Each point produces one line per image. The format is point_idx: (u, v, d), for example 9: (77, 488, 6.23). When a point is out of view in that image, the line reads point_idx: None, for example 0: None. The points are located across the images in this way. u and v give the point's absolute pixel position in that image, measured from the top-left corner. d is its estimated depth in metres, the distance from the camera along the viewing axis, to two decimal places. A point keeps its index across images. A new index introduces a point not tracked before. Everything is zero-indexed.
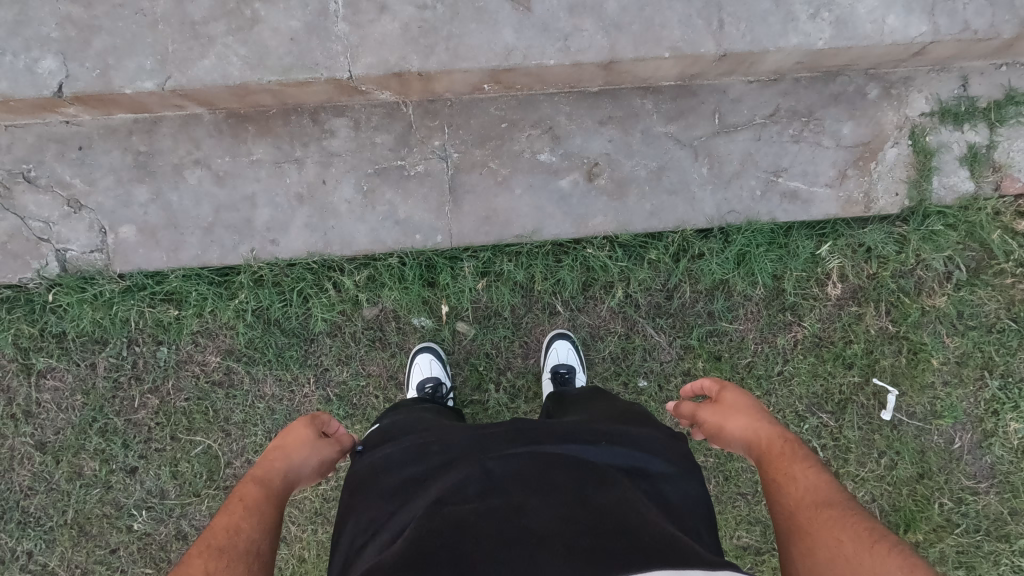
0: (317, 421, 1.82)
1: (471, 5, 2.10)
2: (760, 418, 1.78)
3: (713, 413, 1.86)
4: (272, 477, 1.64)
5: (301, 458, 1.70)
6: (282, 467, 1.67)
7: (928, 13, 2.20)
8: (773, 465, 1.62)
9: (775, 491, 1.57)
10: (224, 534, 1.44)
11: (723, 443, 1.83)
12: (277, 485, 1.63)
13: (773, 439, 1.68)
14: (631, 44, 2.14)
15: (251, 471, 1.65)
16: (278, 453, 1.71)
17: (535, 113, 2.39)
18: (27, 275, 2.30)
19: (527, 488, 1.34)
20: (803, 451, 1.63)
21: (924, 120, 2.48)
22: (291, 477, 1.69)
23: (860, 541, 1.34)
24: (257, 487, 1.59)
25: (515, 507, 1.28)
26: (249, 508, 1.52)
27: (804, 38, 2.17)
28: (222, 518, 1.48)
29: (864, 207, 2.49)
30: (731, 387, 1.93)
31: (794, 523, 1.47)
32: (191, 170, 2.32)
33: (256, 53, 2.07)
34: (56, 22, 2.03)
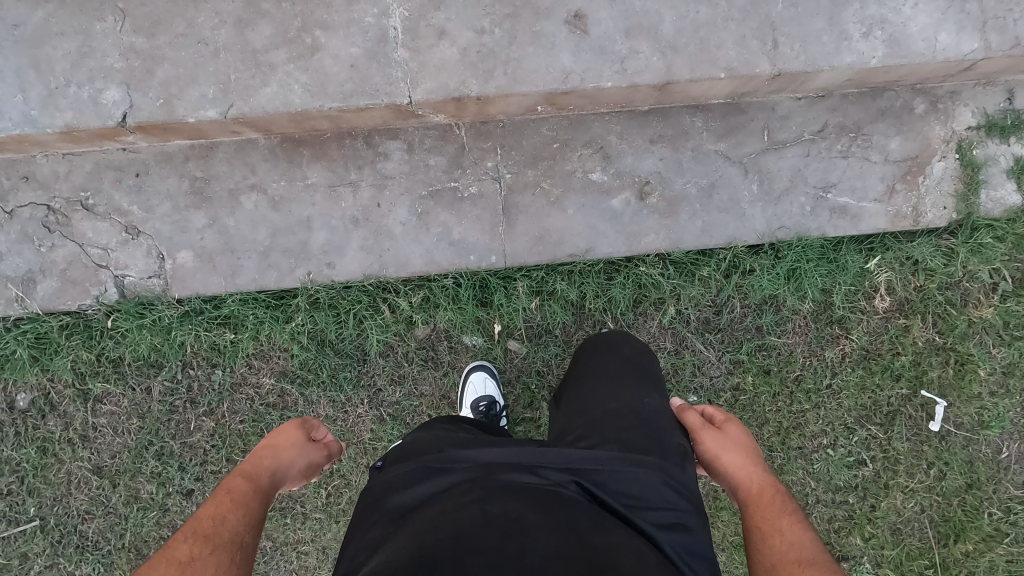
0: (307, 425, 1.95)
1: (529, 30, 2.12)
2: (755, 463, 1.72)
3: (714, 438, 1.77)
4: (261, 472, 1.74)
5: (289, 458, 1.82)
6: (271, 465, 1.77)
7: (979, 30, 2.22)
8: (762, 514, 1.58)
9: (757, 537, 1.53)
10: (210, 522, 1.49)
11: (711, 473, 1.77)
12: (266, 480, 1.72)
13: (765, 487, 1.65)
14: (687, 66, 2.16)
15: (241, 466, 1.73)
16: (268, 451, 1.82)
17: (586, 133, 2.41)
18: (86, 302, 2.31)
19: (530, 517, 1.26)
20: (791, 506, 1.61)
21: (971, 133, 2.50)
22: (280, 475, 1.79)
23: None
24: (246, 480, 1.67)
25: (514, 535, 1.21)
26: (235, 500, 1.59)
27: (857, 57, 2.19)
28: (210, 506, 1.55)
29: (912, 221, 2.51)
30: (736, 421, 1.86)
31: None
32: (247, 195, 2.33)
33: (317, 80, 2.09)
34: (119, 53, 2.05)
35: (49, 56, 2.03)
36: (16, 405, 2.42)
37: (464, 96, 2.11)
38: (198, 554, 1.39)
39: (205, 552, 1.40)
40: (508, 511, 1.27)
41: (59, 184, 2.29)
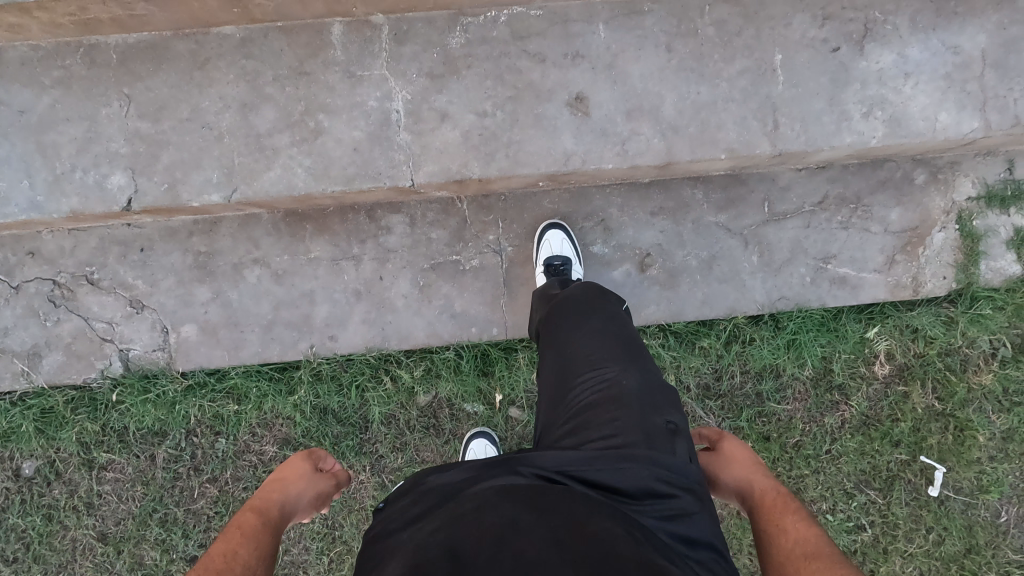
0: (312, 456, 2.05)
1: (530, 112, 2.14)
2: (752, 471, 1.79)
3: (711, 462, 1.88)
4: (270, 505, 1.82)
5: (296, 490, 1.91)
6: (279, 497, 1.86)
7: (980, 109, 2.22)
8: (762, 516, 1.64)
9: (765, 538, 1.59)
10: (222, 558, 1.53)
11: (719, 492, 1.85)
12: (275, 511, 1.81)
13: (768, 489, 1.71)
14: (688, 147, 2.17)
15: (251, 501, 1.84)
16: (276, 487, 1.90)
17: (587, 205, 2.43)
18: (91, 375, 2.34)
19: (523, 511, 1.29)
20: (796, 503, 1.65)
21: (971, 204, 2.50)
22: (288, 508, 1.86)
23: None
24: (256, 514, 1.75)
25: (504, 531, 1.24)
26: (246, 536, 1.64)
27: (857, 137, 2.20)
28: (221, 543, 1.59)
29: (911, 291, 2.52)
30: (731, 437, 1.95)
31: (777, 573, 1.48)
32: (251, 269, 2.35)
33: (320, 164, 2.10)
34: (124, 138, 2.07)
35: (56, 141, 2.06)
36: (22, 472, 2.43)
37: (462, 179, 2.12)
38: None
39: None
40: (499, 510, 1.30)
41: (64, 258, 2.31)
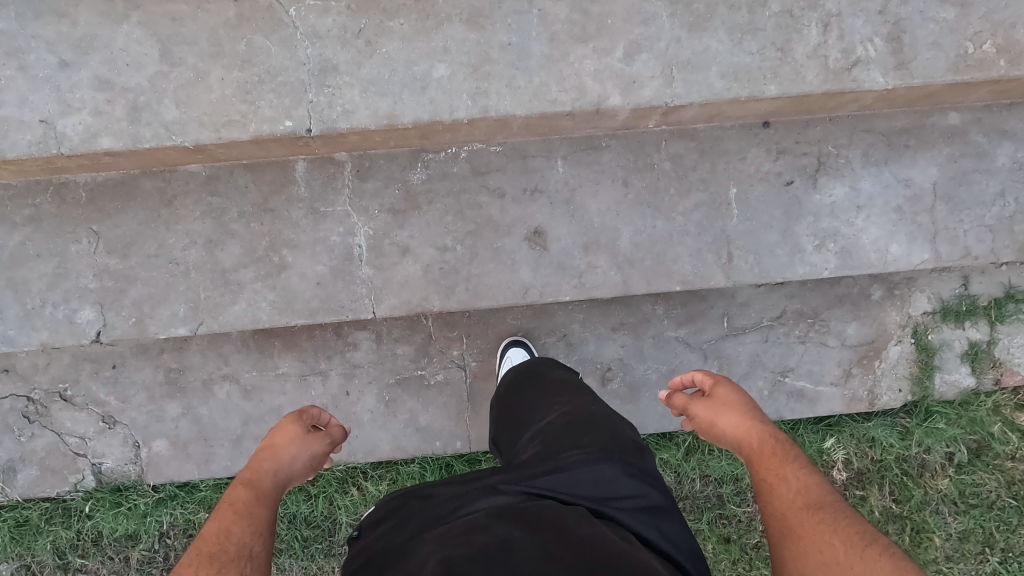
0: (305, 416, 1.79)
1: (490, 246, 2.19)
2: (750, 416, 1.70)
3: (704, 407, 1.78)
4: (261, 478, 1.60)
5: (290, 455, 1.66)
6: (272, 468, 1.62)
7: (930, 241, 2.27)
8: (762, 467, 1.56)
9: (763, 491, 1.52)
10: (214, 540, 1.35)
11: (711, 438, 1.76)
12: (267, 485, 1.58)
13: (764, 438, 1.63)
14: (644, 279, 2.22)
15: (240, 475, 1.60)
16: (266, 454, 1.66)
17: (550, 321, 2.48)
18: (64, 488, 2.40)
19: (515, 526, 1.25)
20: (794, 450, 1.58)
21: (926, 318, 2.56)
22: (281, 480, 1.63)
23: (851, 545, 1.29)
24: (246, 490, 1.53)
25: (502, 547, 1.19)
26: (239, 512, 1.44)
27: (810, 269, 2.25)
28: (212, 524, 1.40)
29: (867, 403, 2.58)
30: (725, 381, 1.84)
31: (783, 524, 1.41)
32: (220, 385, 2.41)
33: (284, 297, 2.16)
34: (93, 273, 2.13)
35: (26, 277, 2.11)
36: None
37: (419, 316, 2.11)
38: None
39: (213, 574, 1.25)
40: (490, 528, 1.25)
41: (38, 375, 2.38)
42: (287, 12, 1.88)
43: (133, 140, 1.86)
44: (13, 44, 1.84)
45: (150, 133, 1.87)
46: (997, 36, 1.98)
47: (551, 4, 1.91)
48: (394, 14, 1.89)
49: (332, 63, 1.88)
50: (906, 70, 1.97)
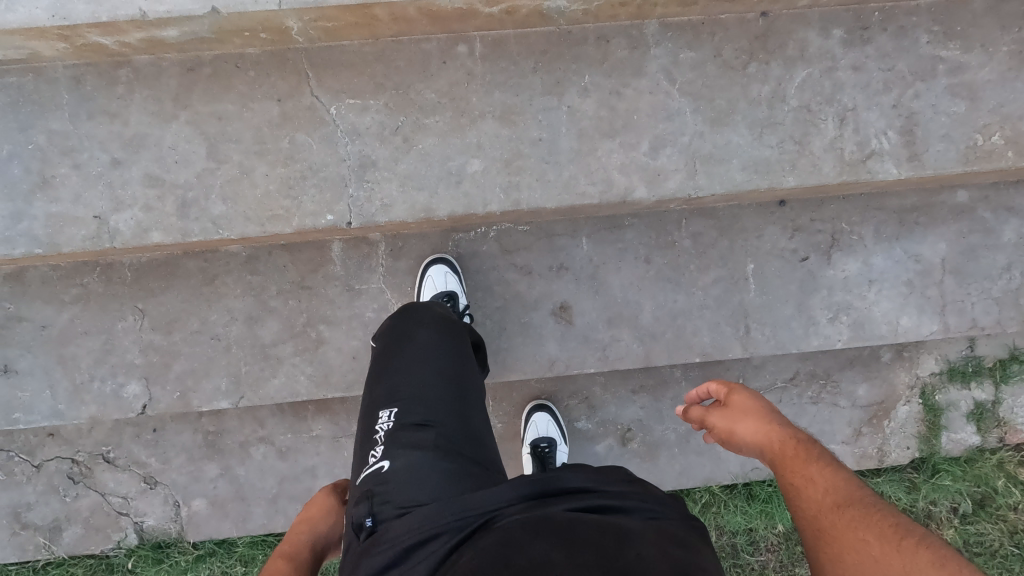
0: (335, 490, 1.62)
1: (518, 320, 2.29)
2: (770, 420, 1.55)
3: (721, 416, 1.63)
4: (300, 547, 1.39)
5: (327, 524, 1.48)
6: (309, 535, 1.42)
7: (939, 313, 2.37)
8: (785, 468, 1.40)
9: (789, 496, 1.35)
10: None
11: (734, 450, 1.60)
12: (307, 554, 1.37)
13: (784, 440, 1.47)
14: (665, 351, 2.32)
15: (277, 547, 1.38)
16: (299, 528, 1.45)
17: (572, 384, 2.59)
18: (108, 545, 2.51)
19: (557, 538, 0.99)
20: (818, 450, 1.42)
21: (934, 378, 2.65)
22: (320, 548, 1.42)
23: (887, 541, 1.13)
24: (287, 559, 1.32)
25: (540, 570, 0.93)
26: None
27: (824, 340, 2.35)
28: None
29: (876, 460, 2.69)
30: (740, 387, 1.69)
31: (815, 527, 1.25)
32: (257, 447, 2.52)
33: (321, 370, 2.26)
34: (139, 349, 2.23)
35: (75, 354, 2.21)
36: None
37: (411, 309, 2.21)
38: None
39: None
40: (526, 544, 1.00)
41: (82, 439, 2.48)
42: (328, 110, 1.96)
43: (182, 234, 1.95)
44: (67, 143, 1.92)
45: (197, 227, 1.96)
46: (1005, 128, 2.07)
47: (580, 101, 2.00)
48: (430, 112, 1.98)
49: (371, 159, 1.97)
50: (919, 161, 2.07)
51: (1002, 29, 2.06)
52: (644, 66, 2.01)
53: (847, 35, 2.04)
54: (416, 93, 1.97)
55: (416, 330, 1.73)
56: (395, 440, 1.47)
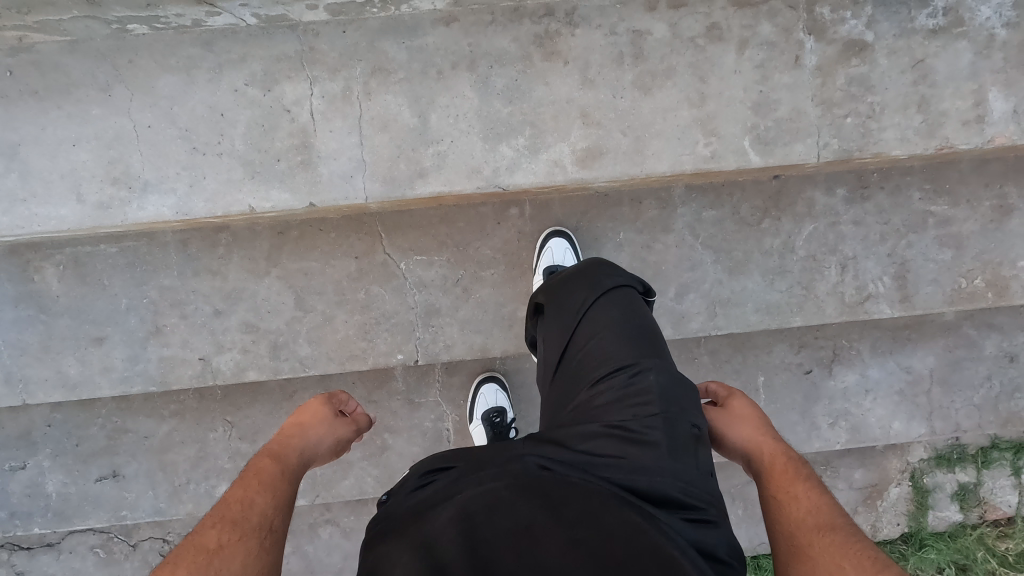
0: (332, 399, 1.80)
1: None
2: (765, 433, 1.56)
3: (717, 415, 1.63)
4: (288, 452, 1.56)
5: (316, 435, 1.65)
6: (298, 443, 1.59)
7: (926, 417, 2.69)
8: (774, 483, 1.42)
9: (771, 507, 1.38)
10: (238, 506, 1.30)
11: (722, 454, 1.61)
12: (293, 459, 1.54)
13: (775, 455, 1.50)
14: None
15: (267, 446, 1.57)
16: (287, 435, 1.61)
17: None
18: None
19: (542, 507, 1.07)
20: (806, 470, 1.45)
21: (922, 463, 2.98)
22: (307, 456, 1.59)
23: (859, 560, 1.17)
24: (271, 461, 1.49)
25: (523, 537, 1.01)
26: (264, 483, 1.39)
27: (824, 442, 2.68)
28: (236, 491, 1.35)
29: (869, 534, 3.04)
30: (740, 394, 1.70)
31: (793, 542, 1.27)
32: (324, 527, 2.86)
33: (386, 472, 2.60)
34: (228, 455, 2.55)
35: (173, 460, 2.54)
36: None
37: (465, 421, 2.54)
38: (226, 541, 1.19)
39: (235, 538, 1.20)
40: (511, 504, 1.08)
41: (172, 521, 2.83)
42: (398, 265, 2.27)
43: (274, 373, 2.28)
44: (177, 296, 2.24)
45: (287, 365, 2.29)
46: (987, 272, 2.38)
47: (615, 254, 2.32)
48: (486, 265, 2.29)
49: (436, 307, 2.29)
50: (909, 302, 2.38)
51: (986, 187, 2.35)
52: (672, 223, 2.31)
53: (849, 194, 2.34)
54: (473, 250, 2.28)
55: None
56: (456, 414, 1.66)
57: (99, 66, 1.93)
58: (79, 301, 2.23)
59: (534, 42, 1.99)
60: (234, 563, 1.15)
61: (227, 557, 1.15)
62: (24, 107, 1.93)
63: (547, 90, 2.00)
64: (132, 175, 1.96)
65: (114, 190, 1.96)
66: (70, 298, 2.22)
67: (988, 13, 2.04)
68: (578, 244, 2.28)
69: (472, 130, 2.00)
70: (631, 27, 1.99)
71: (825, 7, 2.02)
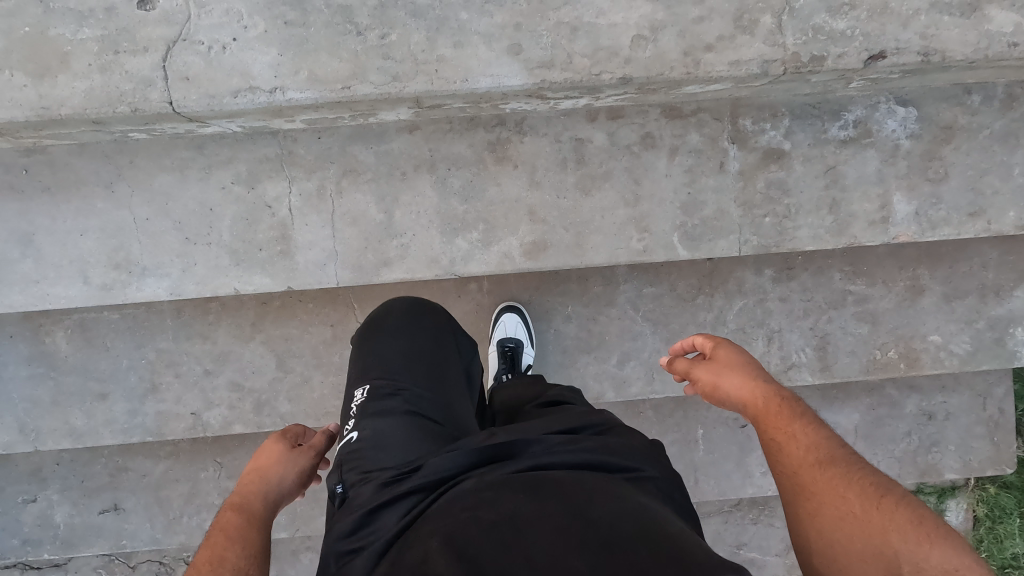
0: (287, 434, 1.70)
1: None
2: (755, 375, 1.57)
3: (706, 369, 1.65)
4: (250, 500, 1.50)
5: (277, 474, 1.57)
6: (260, 488, 1.52)
7: None
8: (771, 425, 1.44)
9: (771, 451, 1.41)
10: (208, 567, 1.28)
11: (718, 403, 1.63)
12: (258, 506, 1.48)
13: (769, 395, 1.51)
14: None
15: (227, 500, 1.50)
16: (251, 477, 1.55)
17: None
18: None
19: (521, 498, 1.18)
20: (801, 407, 1.47)
21: None
22: (273, 497, 1.53)
23: (867, 499, 1.22)
24: (236, 514, 1.44)
25: (503, 521, 1.13)
26: (233, 537, 1.37)
27: (757, 488, 2.96)
28: (203, 552, 1.33)
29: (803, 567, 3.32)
30: (726, 343, 1.71)
31: (798, 483, 1.32)
32: (304, 553, 3.16)
33: None
34: (218, 491, 2.84)
35: (168, 496, 2.83)
36: None
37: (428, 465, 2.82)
38: None
39: None
40: (491, 501, 1.20)
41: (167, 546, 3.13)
42: None
43: (258, 426, 2.57)
44: (171, 357, 2.51)
45: (270, 419, 2.58)
46: (900, 345, 2.64)
47: (564, 325, 2.59)
48: None
49: None
50: (829, 370, 2.65)
51: (901, 269, 2.61)
52: (615, 298, 2.57)
53: (776, 274, 2.60)
54: None
55: (388, 313, 2.00)
56: (365, 411, 1.68)
57: (104, 165, 2.20)
58: (85, 361, 2.50)
59: (488, 148, 2.25)
60: None
61: None
62: (38, 201, 2.20)
63: (498, 190, 2.26)
64: (132, 261, 2.24)
65: (116, 274, 2.24)
66: (77, 358, 2.50)
67: (893, 125, 2.29)
68: (529, 316, 2.56)
69: (431, 225, 2.26)
70: (574, 136, 2.25)
71: (747, 119, 2.27)
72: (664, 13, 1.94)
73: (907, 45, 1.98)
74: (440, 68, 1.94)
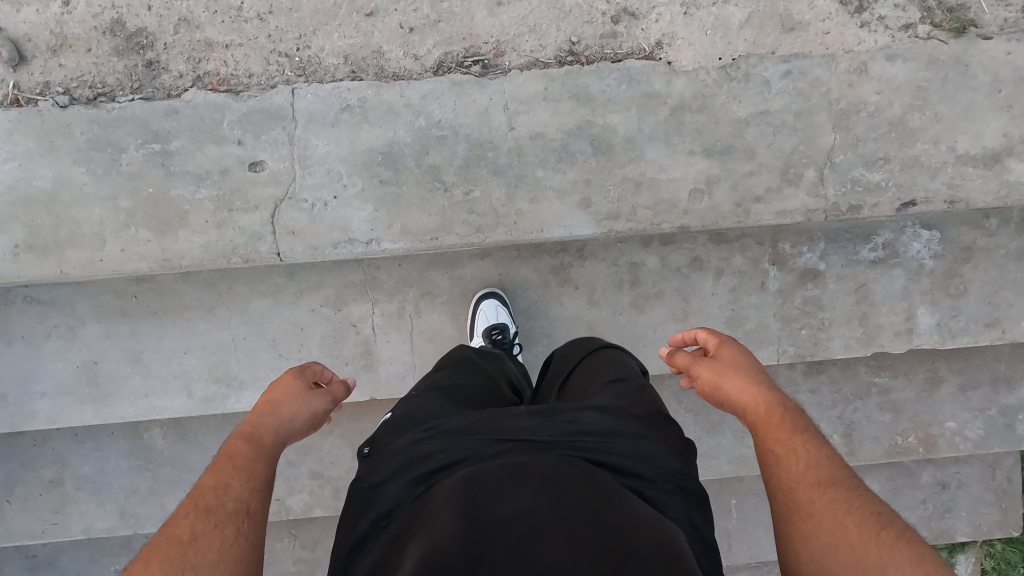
0: (306, 371, 1.65)
1: None
2: (757, 383, 1.55)
3: (708, 368, 1.62)
4: (262, 431, 1.43)
5: (291, 411, 1.50)
6: (274, 421, 1.46)
7: None
8: (771, 438, 1.39)
9: (769, 463, 1.36)
10: (210, 494, 1.21)
11: (716, 403, 1.61)
12: (268, 440, 1.41)
13: (769, 404, 1.48)
14: None
15: (239, 427, 1.44)
16: (266, 409, 1.49)
17: None
18: None
19: (543, 498, 1.05)
20: (803, 421, 1.42)
21: None
22: (284, 429, 1.46)
23: (866, 528, 1.14)
24: (245, 442, 1.37)
25: (521, 522, 0.99)
26: (238, 466, 1.29)
27: None
28: (208, 477, 1.25)
29: None
30: (731, 343, 1.70)
31: (793, 502, 1.26)
32: None
33: None
34: (293, 560, 3.11)
35: None
36: None
37: None
38: (201, 531, 1.12)
39: (210, 529, 1.12)
40: (511, 493, 1.06)
41: None
42: None
43: (336, 509, 2.83)
44: None
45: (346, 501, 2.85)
46: (919, 432, 2.89)
47: None
48: None
49: None
50: (854, 453, 2.91)
51: (921, 362, 2.85)
52: (660, 392, 2.82)
53: (807, 368, 2.85)
54: None
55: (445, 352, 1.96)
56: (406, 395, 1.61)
57: (206, 291, 2.43)
58: (179, 455, 2.76)
59: (552, 272, 2.48)
60: (208, 555, 1.08)
61: (202, 549, 1.09)
62: (144, 324, 2.43)
63: (561, 309, 2.50)
64: (230, 375, 2.48)
65: (216, 386, 2.49)
66: (172, 452, 2.75)
67: (919, 247, 2.52)
68: None
69: None
70: (630, 260, 2.48)
71: (786, 243, 2.50)
72: (719, 168, 2.17)
73: (935, 194, 2.22)
74: (519, 221, 2.18)
